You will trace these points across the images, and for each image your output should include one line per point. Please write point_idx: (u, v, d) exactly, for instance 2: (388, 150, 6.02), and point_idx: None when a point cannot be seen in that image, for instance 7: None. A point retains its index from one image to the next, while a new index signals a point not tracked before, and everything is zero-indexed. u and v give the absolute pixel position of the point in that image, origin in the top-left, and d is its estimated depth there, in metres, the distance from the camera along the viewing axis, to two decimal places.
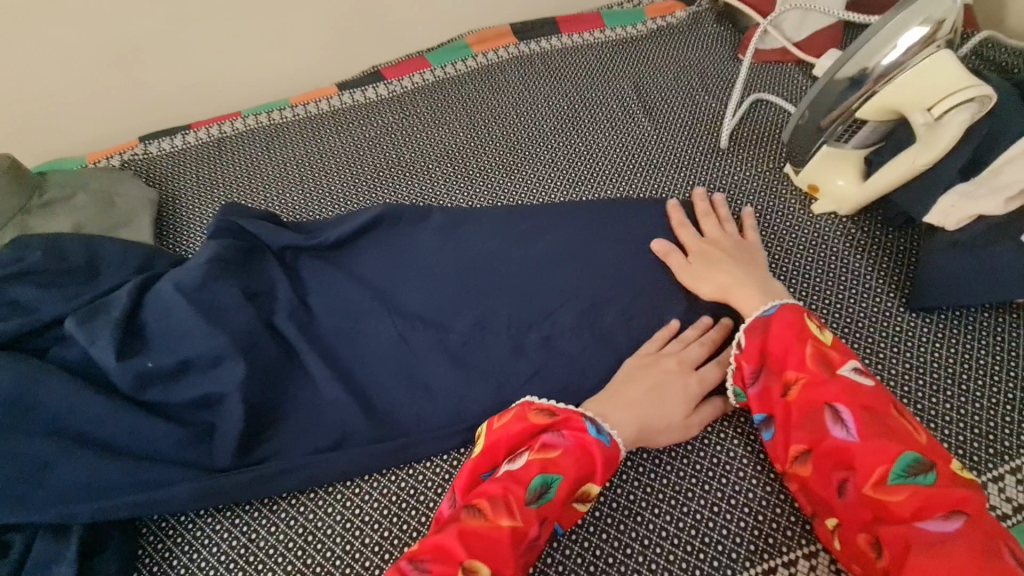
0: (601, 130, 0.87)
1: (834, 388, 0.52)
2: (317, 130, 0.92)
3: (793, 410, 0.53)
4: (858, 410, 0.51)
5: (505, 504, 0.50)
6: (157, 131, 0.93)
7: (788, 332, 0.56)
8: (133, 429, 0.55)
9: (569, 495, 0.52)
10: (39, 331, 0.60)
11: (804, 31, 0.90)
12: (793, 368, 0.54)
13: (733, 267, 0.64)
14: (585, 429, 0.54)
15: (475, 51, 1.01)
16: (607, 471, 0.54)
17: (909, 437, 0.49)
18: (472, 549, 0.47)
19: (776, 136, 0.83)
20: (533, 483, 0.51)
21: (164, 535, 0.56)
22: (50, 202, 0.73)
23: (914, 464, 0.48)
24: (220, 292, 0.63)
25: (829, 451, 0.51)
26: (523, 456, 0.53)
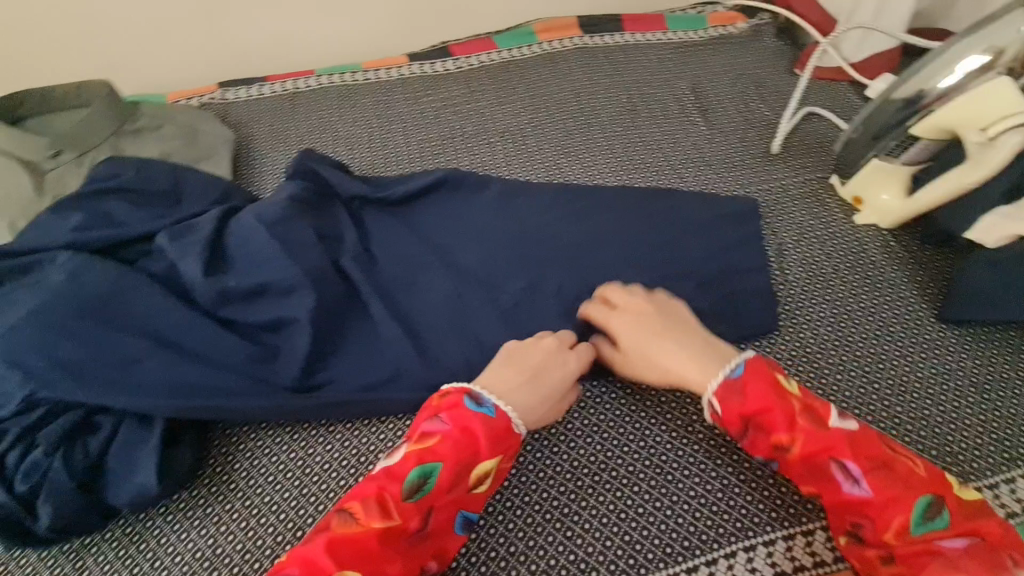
0: (657, 126, 0.91)
1: (837, 442, 0.50)
2: (386, 95, 0.96)
3: (797, 466, 0.51)
4: (863, 461, 0.49)
5: (378, 504, 0.49)
6: (234, 80, 0.98)
7: (770, 389, 0.52)
8: (210, 340, 0.59)
9: (451, 482, 0.51)
10: (130, 243, 0.65)
11: (862, 53, 0.94)
12: (785, 430, 0.51)
13: (678, 344, 0.58)
14: (462, 409, 0.53)
15: (541, 38, 1.05)
16: (496, 447, 0.52)
17: (913, 475, 0.48)
18: (342, 560, 0.45)
19: (826, 148, 0.86)
20: (408, 477, 0.50)
21: (229, 441, 0.60)
22: (141, 130, 0.78)
23: (927, 504, 0.47)
24: (295, 227, 0.67)
25: (842, 504, 0.49)
26: (398, 452, 0.52)
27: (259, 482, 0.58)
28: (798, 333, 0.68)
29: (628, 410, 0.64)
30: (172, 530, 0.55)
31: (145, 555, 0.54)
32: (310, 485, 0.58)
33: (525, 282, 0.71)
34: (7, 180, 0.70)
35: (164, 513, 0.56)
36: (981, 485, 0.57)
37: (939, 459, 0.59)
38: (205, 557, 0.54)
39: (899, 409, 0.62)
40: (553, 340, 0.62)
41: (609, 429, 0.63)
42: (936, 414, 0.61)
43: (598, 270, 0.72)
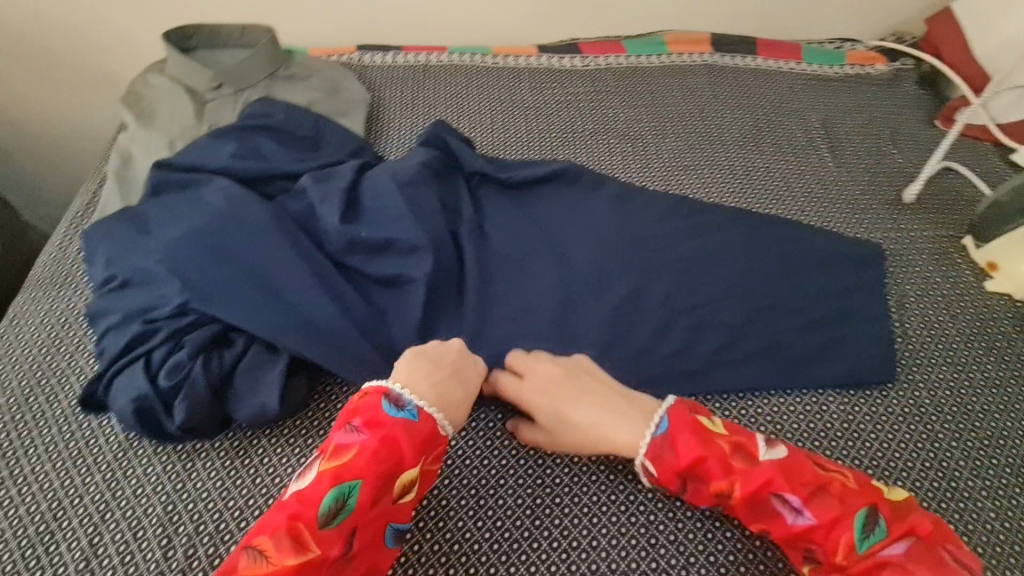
0: (781, 154, 0.89)
1: (772, 476, 0.49)
2: (513, 80, 0.98)
3: (741, 509, 0.50)
4: (799, 490, 0.49)
5: (293, 537, 0.43)
6: (372, 45, 1.02)
7: (698, 437, 0.51)
8: (335, 285, 0.61)
9: (374, 494, 0.47)
10: (275, 179, 0.68)
11: (1013, 114, 0.89)
12: (723, 477, 0.50)
13: (602, 409, 0.56)
14: (378, 415, 0.49)
15: (671, 49, 1.04)
16: (420, 452, 0.49)
17: (847, 492, 0.49)
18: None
19: (961, 206, 0.82)
20: (323, 503, 0.45)
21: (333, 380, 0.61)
22: (293, 76, 0.83)
23: (864, 518, 0.47)
24: (425, 193, 0.69)
25: (791, 536, 0.49)
26: (311, 471, 0.47)
27: None
28: (912, 391, 0.65)
29: None
30: (274, 452, 0.56)
31: (248, 470, 0.55)
32: None
33: (633, 286, 0.71)
34: (175, 104, 0.77)
35: (269, 433, 0.57)
36: None
37: None
38: None
39: (1017, 490, 0.58)
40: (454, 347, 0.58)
41: None
42: None
43: (708, 287, 0.71)
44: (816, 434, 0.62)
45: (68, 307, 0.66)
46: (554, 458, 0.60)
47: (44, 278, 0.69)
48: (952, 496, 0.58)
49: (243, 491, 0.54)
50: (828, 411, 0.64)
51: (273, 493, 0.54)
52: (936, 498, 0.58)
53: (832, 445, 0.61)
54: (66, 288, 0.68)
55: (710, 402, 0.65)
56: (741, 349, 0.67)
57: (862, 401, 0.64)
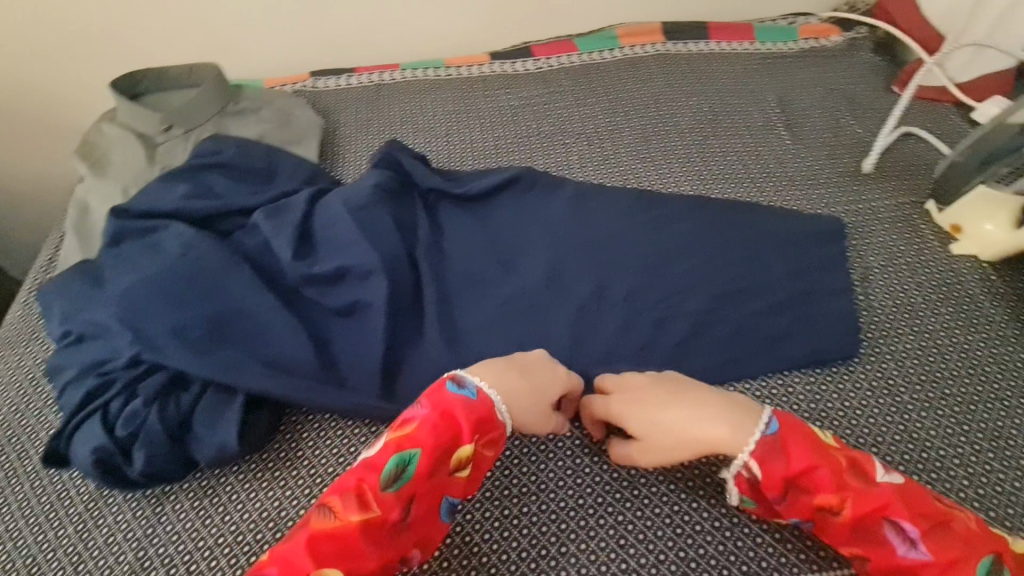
0: (739, 137, 0.89)
1: (889, 499, 0.47)
2: (466, 91, 0.99)
3: (844, 528, 0.48)
4: (918, 520, 0.46)
5: (358, 498, 0.47)
6: (325, 70, 1.03)
7: (810, 445, 0.50)
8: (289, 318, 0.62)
9: (434, 466, 0.50)
10: (228, 216, 0.69)
11: (969, 73, 0.88)
12: (830, 489, 0.48)
13: (703, 408, 0.54)
14: (441, 394, 0.53)
15: (623, 43, 1.04)
16: (475, 429, 0.52)
17: (973, 535, 0.46)
18: (322, 555, 0.44)
19: (923, 170, 0.81)
20: (386, 468, 0.49)
21: (293, 427, 0.61)
22: (243, 110, 0.84)
23: (989, 565, 0.44)
24: (378, 215, 0.70)
25: (896, 569, 0.46)
26: (381, 442, 0.51)
27: (324, 453, 0.59)
28: (880, 363, 0.64)
29: None
30: (242, 488, 0.57)
31: (216, 508, 0.56)
32: None
33: (595, 286, 0.71)
34: (128, 151, 0.78)
35: (236, 471, 0.58)
36: None
37: None
38: (269, 518, 0.55)
39: (990, 455, 0.58)
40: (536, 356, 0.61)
41: None
42: None
43: (670, 279, 0.71)
44: None
45: (34, 363, 0.67)
46: (522, 467, 0.61)
47: (11, 337, 0.70)
48: (924, 468, 0.57)
49: (212, 531, 0.55)
50: (795, 392, 0.63)
51: (241, 529, 0.54)
52: (909, 471, 0.57)
53: None
54: (33, 344, 0.69)
55: None
56: (706, 340, 0.66)
57: (828, 379, 0.64)
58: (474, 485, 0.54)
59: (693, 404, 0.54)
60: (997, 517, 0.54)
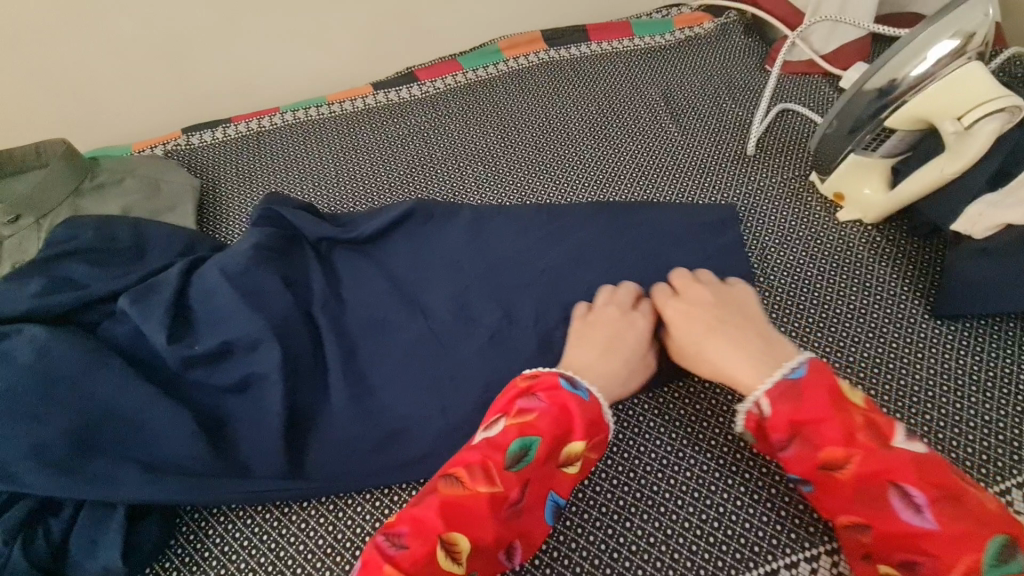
0: (629, 136, 0.89)
1: (900, 464, 0.46)
2: (352, 126, 0.95)
3: (846, 486, 0.47)
4: (930, 489, 0.45)
5: (484, 470, 0.49)
6: (198, 125, 0.96)
7: (830, 400, 0.49)
8: (167, 410, 0.56)
9: (551, 455, 0.51)
10: (92, 306, 0.63)
11: (832, 43, 0.91)
12: (840, 442, 0.47)
13: (727, 345, 0.56)
14: (558, 389, 0.53)
15: (506, 56, 1.02)
16: (589, 429, 0.52)
17: (984, 514, 0.44)
18: (452, 520, 0.47)
19: (803, 144, 0.84)
20: (510, 449, 0.50)
21: (197, 526, 0.57)
22: (102, 185, 0.77)
23: (1001, 545, 0.42)
24: (261, 277, 0.65)
25: (896, 535, 0.45)
26: (499, 425, 0.52)
27: (233, 548, 0.56)
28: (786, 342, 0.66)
29: (614, 442, 0.61)
30: None
31: None
32: (288, 546, 0.56)
33: (503, 311, 0.68)
34: None
35: None
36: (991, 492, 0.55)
37: None
38: None
39: (897, 416, 0.60)
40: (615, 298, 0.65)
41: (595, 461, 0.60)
42: (938, 418, 0.59)
43: (577, 293, 0.69)
44: (704, 416, 0.62)
45: None
46: None
47: None
48: None
49: None
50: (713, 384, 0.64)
51: None
52: None
53: (720, 423, 0.61)
54: None
55: None
56: None
57: None
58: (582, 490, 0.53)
59: (732, 341, 0.56)
60: None
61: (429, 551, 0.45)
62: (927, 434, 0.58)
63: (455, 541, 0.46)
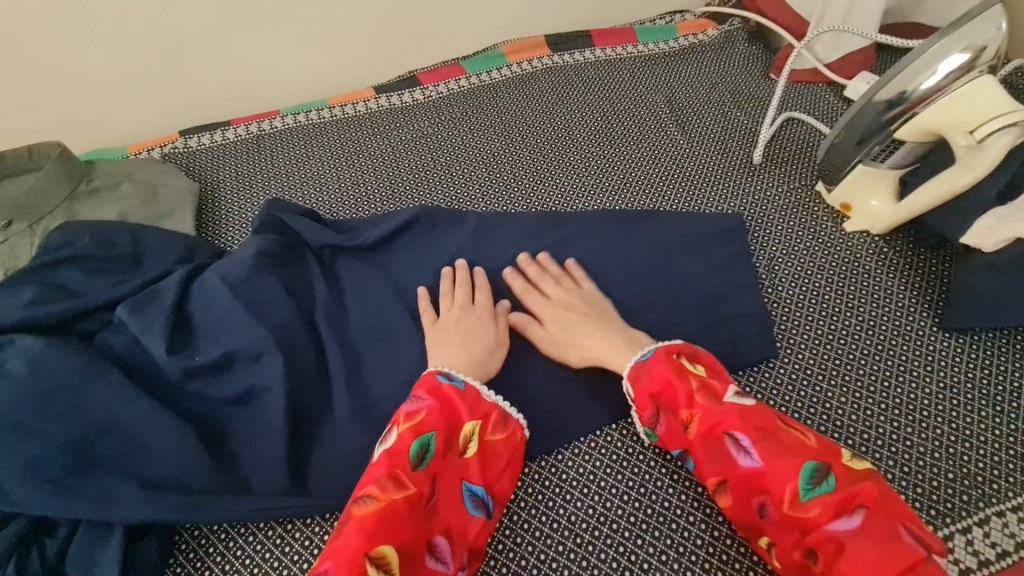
0: (634, 143, 0.88)
1: (728, 415, 0.51)
2: (354, 131, 0.93)
3: (696, 446, 0.52)
4: (750, 431, 0.49)
5: (392, 479, 0.49)
6: (196, 127, 0.94)
7: (671, 370, 0.54)
8: (166, 425, 0.54)
9: (448, 444, 0.53)
10: (88, 315, 0.61)
11: (837, 53, 0.91)
12: (684, 405, 0.53)
13: (592, 331, 0.63)
14: (434, 385, 0.55)
15: (510, 60, 1.01)
16: (473, 413, 0.55)
17: (800, 445, 0.48)
18: (378, 535, 0.45)
19: (809, 154, 0.84)
20: (411, 451, 0.50)
21: (197, 544, 0.55)
22: (98, 190, 0.75)
23: (812, 471, 0.46)
24: (263, 287, 0.63)
25: (742, 483, 0.49)
26: (393, 434, 0.52)
27: (235, 567, 0.54)
28: (795, 354, 0.65)
29: (625, 457, 0.61)
30: None
31: None
32: (291, 565, 0.54)
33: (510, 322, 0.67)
34: None
35: None
36: (1005, 508, 0.54)
37: (959, 483, 0.56)
38: None
39: (908, 429, 0.59)
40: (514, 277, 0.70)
41: (605, 477, 0.60)
42: (949, 432, 0.59)
43: None
44: None
45: None
46: None
47: None
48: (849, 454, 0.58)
49: None
50: None
51: None
52: None
53: None
54: None
55: (609, 426, 0.63)
56: None
57: (750, 382, 0.64)
58: (489, 473, 0.55)
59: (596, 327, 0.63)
60: (924, 495, 0.56)
61: (360, 573, 0.42)
62: (940, 447, 0.58)
63: (382, 554, 0.44)
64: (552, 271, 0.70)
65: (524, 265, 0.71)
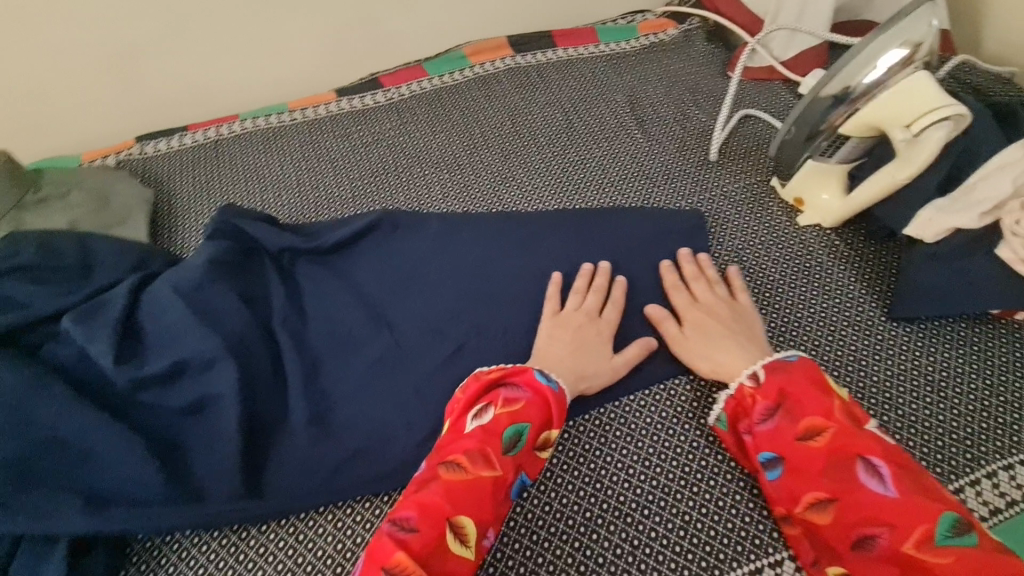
0: (595, 142, 0.89)
1: (867, 440, 0.50)
2: (315, 134, 0.93)
3: (818, 457, 0.51)
4: (892, 463, 0.49)
5: (482, 457, 0.51)
6: (153, 133, 0.93)
7: (814, 383, 0.55)
8: (113, 437, 0.54)
9: (537, 440, 0.55)
10: (33, 327, 0.60)
11: (791, 51, 0.93)
12: (820, 414, 0.52)
13: (729, 343, 0.61)
14: (535, 380, 0.57)
15: (472, 62, 1.01)
16: (563, 416, 0.57)
17: (942, 496, 0.47)
18: (460, 504, 0.49)
19: (765, 150, 0.85)
20: (504, 435, 0.53)
21: (149, 556, 0.54)
22: (44, 200, 0.73)
23: (954, 521, 0.45)
24: (216, 294, 0.63)
25: (860, 506, 0.48)
26: (489, 414, 0.54)
27: None
28: None
29: (582, 453, 0.61)
30: None
31: None
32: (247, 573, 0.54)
33: (469, 322, 0.68)
34: None
35: None
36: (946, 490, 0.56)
37: None
38: None
39: None
40: (672, 271, 0.70)
41: (562, 474, 0.60)
42: (895, 419, 0.60)
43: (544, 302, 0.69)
44: (668, 426, 0.62)
45: None
46: None
47: None
48: None
49: None
50: (680, 394, 0.64)
51: None
52: None
53: (685, 430, 0.62)
54: None
55: (568, 423, 0.64)
56: None
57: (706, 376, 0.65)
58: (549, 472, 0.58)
59: (735, 341, 0.62)
60: None
61: (439, 534, 0.47)
62: (886, 432, 0.60)
63: (461, 523, 0.48)
64: (709, 274, 0.69)
65: (682, 261, 0.71)
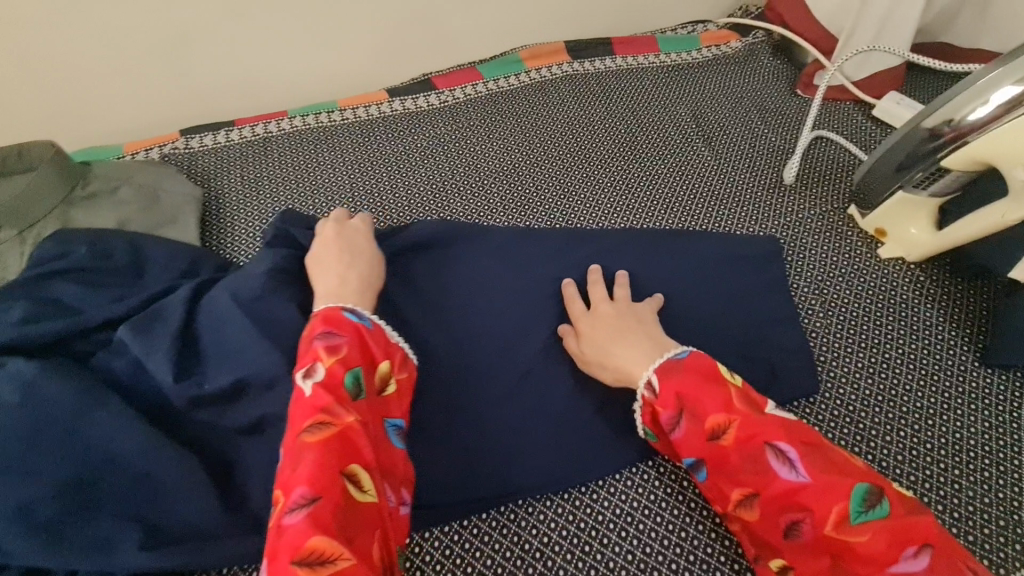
0: (659, 158, 0.86)
1: (770, 425, 0.46)
2: (366, 135, 0.89)
3: (732, 455, 0.46)
4: (798, 444, 0.45)
5: (338, 407, 0.47)
6: (198, 126, 0.89)
7: (710, 376, 0.50)
8: (171, 462, 0.50)
9: (370, 380, 0.51)
10: (84, 335, 0.57)
11: (865, 71, 0.89)
12: (720, 410, 0.48)
13: (628, 346, 0.56)
14: (342, 320, 0.53)
15: (528, 66, 0.98)
16: (387, 348, 0.54)
17: (850, 465, 0.44)
18: (340, 463, 0.44)
19: (840, 175, 0.82)
20: (345, 385, 0.48)
21: None
22: (93, 196, 0.70)
23: (865, 493, 0.42)
24: (275, 306, 0.59)
25: (781, 498, 0.44)
26: (318, 368, 0.49)
27: None
28: (838, 389, 0.62)
29: (664, 497, 0.57)
30: None
31: None
32: None
33: (537, 347, 0.64)
34: None
35: None
36: None
37: (1012, 530, 0.54)
38: None
39: (959, 471, 0.57)
40: (571, 286, 0.65)
41: (644, 519, 0.55)
42: (997, 475, 0.57)
43: None
44: None
45: None
46: None
47: None
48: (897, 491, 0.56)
49: None
50: None
51: None
52: None
53: None
54: None
55: (647, 462, 0.59)
56: None
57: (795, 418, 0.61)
58: (406, 404, 0.54)
59: (632, 343, 0.56)
60: (978, 543, 0.53)
61: (336, 497, 0.42)
62: (990, 489, 0.56)
63: (354, 472, 0.45)
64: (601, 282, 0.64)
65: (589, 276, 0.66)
